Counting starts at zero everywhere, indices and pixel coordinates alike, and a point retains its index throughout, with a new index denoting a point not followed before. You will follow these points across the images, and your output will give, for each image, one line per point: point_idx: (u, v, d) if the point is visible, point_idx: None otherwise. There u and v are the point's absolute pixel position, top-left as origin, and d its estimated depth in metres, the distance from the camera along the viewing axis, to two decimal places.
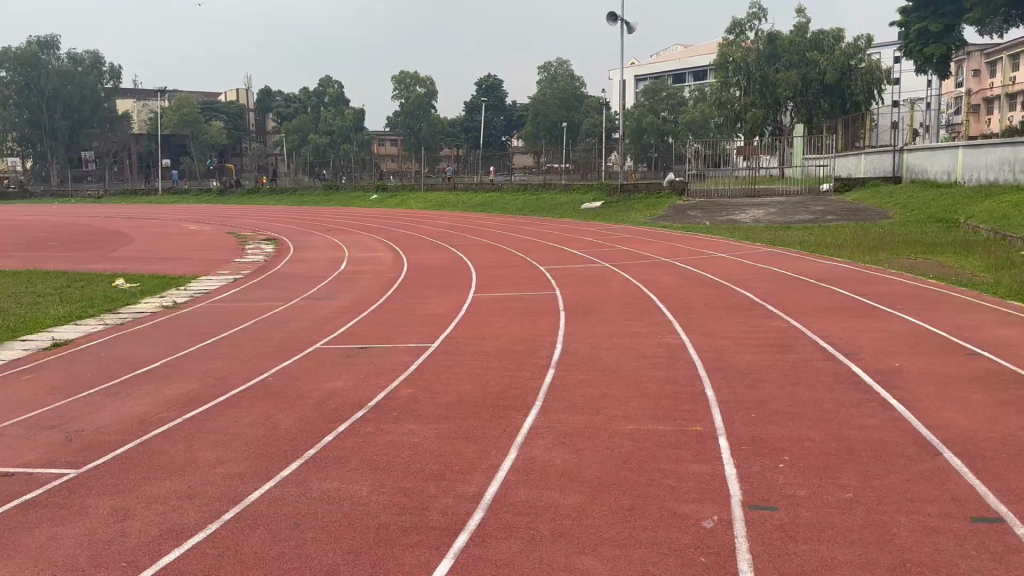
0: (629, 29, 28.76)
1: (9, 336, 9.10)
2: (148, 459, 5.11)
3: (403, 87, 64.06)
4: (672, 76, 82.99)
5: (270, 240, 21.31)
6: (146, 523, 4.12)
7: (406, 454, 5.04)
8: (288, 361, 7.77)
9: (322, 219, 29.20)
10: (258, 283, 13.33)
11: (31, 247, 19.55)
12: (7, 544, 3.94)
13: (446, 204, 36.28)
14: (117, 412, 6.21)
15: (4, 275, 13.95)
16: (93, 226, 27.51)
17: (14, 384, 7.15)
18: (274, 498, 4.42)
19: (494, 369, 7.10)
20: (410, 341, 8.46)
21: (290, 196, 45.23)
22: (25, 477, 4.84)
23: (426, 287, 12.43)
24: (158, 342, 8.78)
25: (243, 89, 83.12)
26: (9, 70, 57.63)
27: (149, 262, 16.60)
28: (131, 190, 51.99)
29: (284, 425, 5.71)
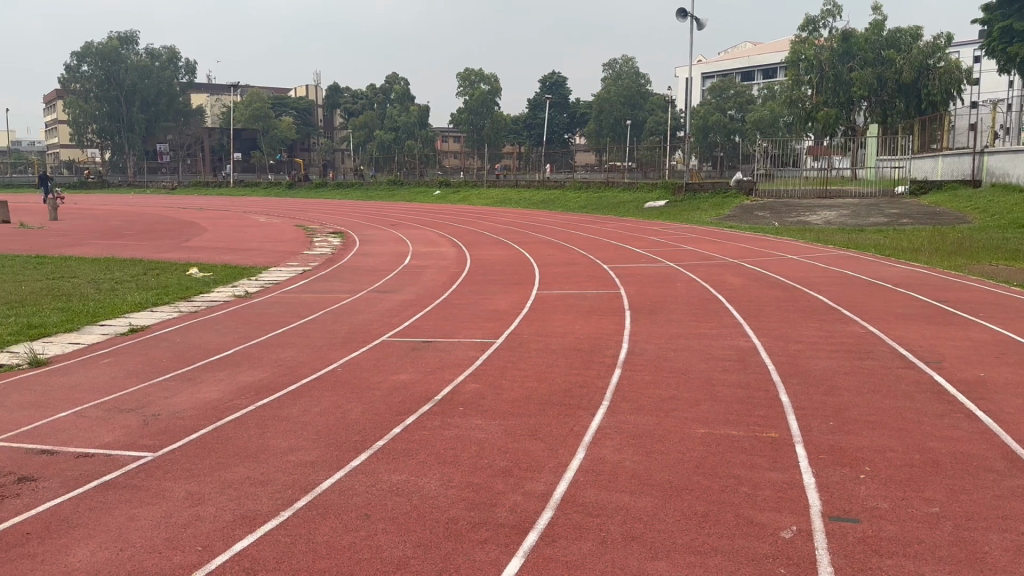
0: (699, 26, 28.53)
1: (89, 320, 9.42)
2: (222, 445, 5.20)
3: (468, 84, 64.66)
4: (741, 74, 81.53)
5: (335, 233, 21.68)
6: (220, 509, 4.18)
7: (473, 449, 5.01)
8: (355, 352, 7.83)
9: (386, 214, 29.62)
10: (325, 275, 13.52)
11: (109, 235, 20.28)
12: (89, 524, 4.03)
13: (509, 200, 36.34)
14: (192, 397, 6.35)
15: (84, 262, 14.45)
16: (167, 216, 28.41)
17: (94, 367, 7.40)
18: (345, 487, 4.45)
19: (559, 367, 7.03)
20: (474, 336, 8.46)
21: (356, 191, 45.91)
22: (104, 458, 4.97)
23: (489, 282, 12.44)
24: (230, 331, 8.97)
25: (312, 84, 84.80)
26: (92, 64, 59.40)
27: (221, 252, 17.05)
28: (203, 182, 53.55)
29: (353, 416, 5.75)
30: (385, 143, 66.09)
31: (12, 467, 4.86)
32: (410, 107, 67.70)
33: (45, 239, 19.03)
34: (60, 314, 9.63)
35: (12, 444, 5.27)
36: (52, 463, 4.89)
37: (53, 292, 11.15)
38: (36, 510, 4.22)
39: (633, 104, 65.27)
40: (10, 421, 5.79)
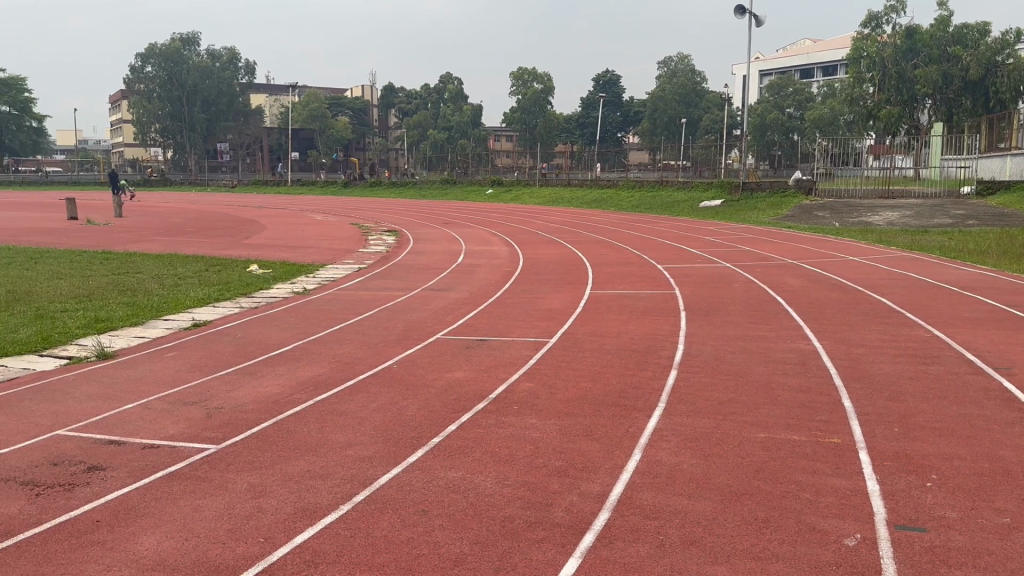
0: (758, 22, 28.13)
1: (153, 315, 9.70)
2: (282, 439, 5.30)
3: (521, 83, 64.69)
4: (800, 71, 80.01)
5: (390, 232, 21.92)
6: (281, 501, 4.25)
7: (529, 448, 5.00)
8: (410, 350, 7.90)
9: (440, 213, 29.84)
10: (380, 273, 13.67)
11: (173, 232, 20.84)
12: (155, 514, 4.14)
13: (562, 199, 36.32)
14: (253, 391, 6.48)
15: (149, 258, 14.88)
16: (228, 213, 29.13)
17: (158, 360, 7.60)
18: (402, 483, 4.48)
19: (614, 367, 6.99)
20: (528, 335, 8.45)
21: (410, 190, 46.40)
22: (170, 450, 5.10)
23: (543, 282, 12.43)
24: (289, 326, 9.13)
25: (367, 85, 85.89)
26: (155, 65, 61.35)
27: (279, 250, 17.37)
28: (262, 181, 54.66)
29: (409, 412, 5.80)
30: (439, 142, 66.65)
31: (82, 455, 5.03)
32: (463, 107, 68.19)
33: (112, 235, 19.66)
34: (126, 308, 9.92)
35: (82, 434, 5.45)
36: (120, 453, 5.05)
37: (120, 287, 11.50)
38: (105, 498, 4.35)
39: (688, 102, 64.58)
40: (80, 411, 5.98)
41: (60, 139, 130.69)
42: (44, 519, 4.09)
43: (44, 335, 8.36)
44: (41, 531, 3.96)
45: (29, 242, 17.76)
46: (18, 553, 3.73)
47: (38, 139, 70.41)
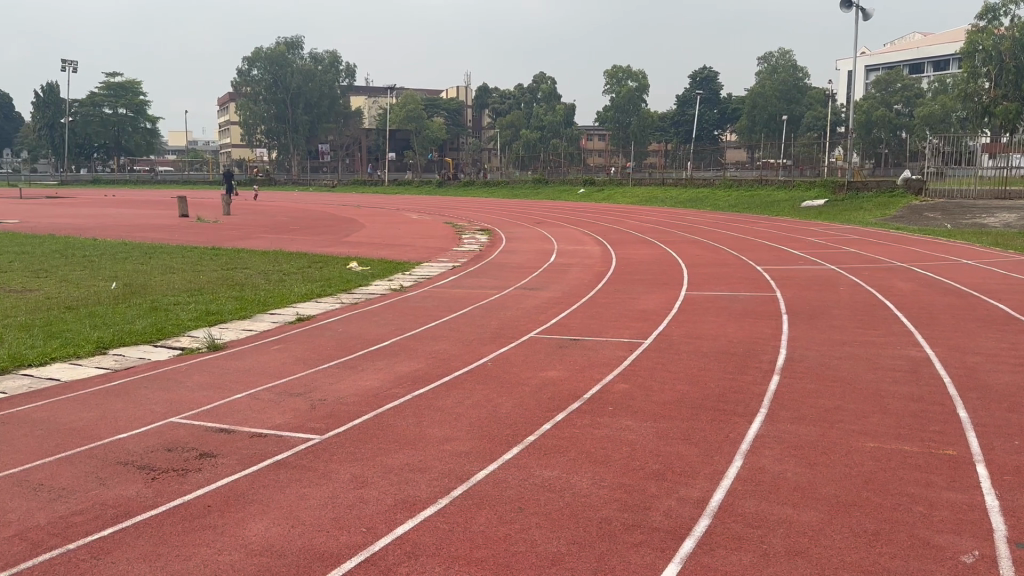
0: (865, 16, 27.02)
1: (259, 309, 10.09)
2: (382, 432, 5.42)
3: (615, 81, 64.49)
4: (909, 66, 76.47)
5: (484, 231, 22.21)
6: (382, 492, 4.35)
7: (625, 450, 4.96)
8: (504, 347, 7.95)
9: (533, 212, 29.96)
10: (475, 271, 13.85)
11: (277, 230, 21.59)
12: (263, 501, 4.30)
13: (655, 198, 35.86)
14: (355, 384, 6.68)
15: (255, 254, 15.51)
16: (328, 212, 30.04)
17: (264, 353, 7.90)
18: (500, 479, 4.52)
19: (713, 371, 6.85)
20: (622, 336, 8.38)
21: (502, 189, 46.68)
22: (276, 439, 5.30)
23: (637, 282, 12.30)
24: (388, 322, 9.34)
25: (462, 86, 87.04)
26: (261, 68, 63.68)
27: (377, 248, 17.79)
28: (360, 181, 56.11)
29: (504, 410, 5.83)
30: (531, 142, 66.91)
31: (195, 442, 5.29)
32: (555, 106, 68.25)
33: (220, 232, 20.62)
34: (235, 302, 10.35)
35: (194, 422, 5.72)
36: (230, 441, 5.27)
37: (228, 282, 12.02)
38: (216, 484, 4.55)
39: (789, 98, 62.70)
40: (193, 400, 6.29)
41: (172, 138, 137.12)
42: (162, 502, 4.31)
43: (158, 327, 8.80)
44: (158, 513, 4.17)
45: (146, 238, 18.76)
46: (138, 534, 3.95)
47: (153, 139, 74.16)
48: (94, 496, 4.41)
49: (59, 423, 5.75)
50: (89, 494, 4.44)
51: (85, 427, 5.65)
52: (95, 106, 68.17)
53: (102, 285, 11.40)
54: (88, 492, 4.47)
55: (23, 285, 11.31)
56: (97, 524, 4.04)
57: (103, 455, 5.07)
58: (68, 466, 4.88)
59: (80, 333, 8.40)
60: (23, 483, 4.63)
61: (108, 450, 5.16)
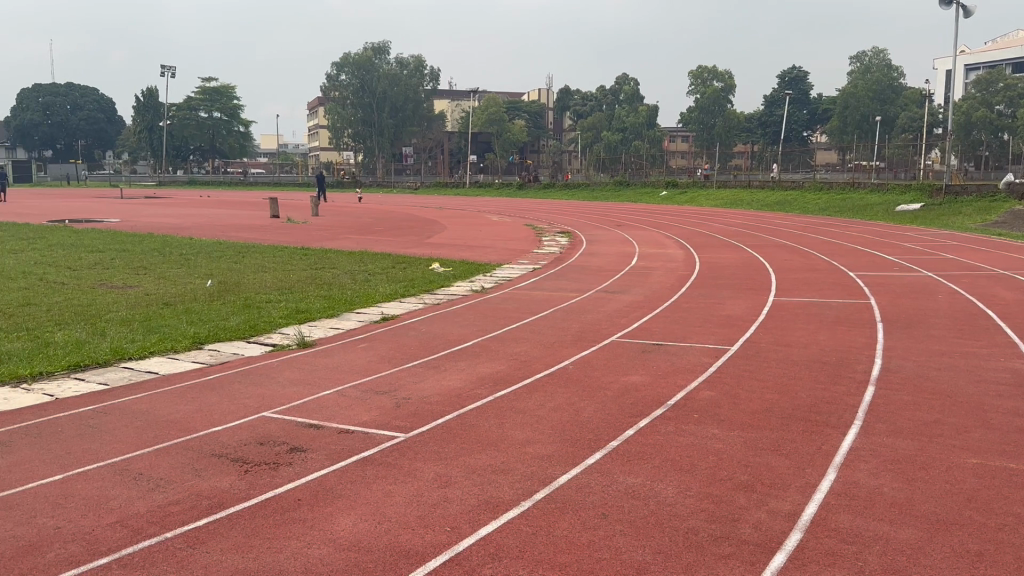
0: (967, 13, 25.84)
1: (346, 308, 10.32)
2: (465, 432, 5.45)
3: (700, 82, 63.72)
4: (1013, 64, 72.69)
5: (564, 233, 22.20)
6: (466, 493, 4.38)
7: (711, 459, 4.85)
8: (586, 351, 7.89)
9: (614, 215, 29.71)
10: (556, 274, 13.82)
11: (361, 231, 22.00)
12: (351, 496, 4.38)
13: (739, 202, 35.08)
14: (438, 384, 6.73)
15: (342, 254, 15.92)
16: (410, 213, 30.49)
17: (352, 351, 8.06)
18: (583, 484, 4.49)
19: (804, 380, 6.63)
20: (708, 341, 8.23)
21: (582, 192, 46.42)
22: (363, 436, 5.39)
23: (723, 287, 12.04)
24: (470, 323, 9.42)
25: (544, 88, 87.17)
26: (349, 73, 65.64)
27: (458, 249, 17.94)
28: (443, 183, 56.77)
29: (587, 414, 5.80)
30: (612, 144, 66.55)
31: (286, 437, 5.43)
32: (638, 108, 67.68)
33: (308, 232, 21.25)
34: (323, 301, 10.61)
35: (285, 417, 5.88)
36: (318, 437, 5.39)
37: (317, 281, 12.37)
38: (305, 478, 4.66)
39: (883, 99, 60.48)
40: (282, 396, 6.47)
41: (263, 141, 142.00)
42: (253, 494, 4.44)
43: (251, 324, 9.10)
44: (250, 506, 4.30)
45: (239, 237, 19.40)
46: (231, 524, 4.08)
47: (245, 143, 76.79)
48: (190, 486, 4.58)
49: (159, 415, 5.99)
50: (185, 485, 4.61)
51: (182, 420, 5.87)
52: (191, 109, 71.11)
53: (199, 282, 11.90)
54: (184, 482, 4.64)
55: (126, 281, 11.90)
56: (192, 514, 4.19)
57: (199, 447, 5.26)
58: (166, 458, 5.07)
59: (179, 328, 8.76)
60: (124, 472, 4.84)
61: (204, 442, 5.34)
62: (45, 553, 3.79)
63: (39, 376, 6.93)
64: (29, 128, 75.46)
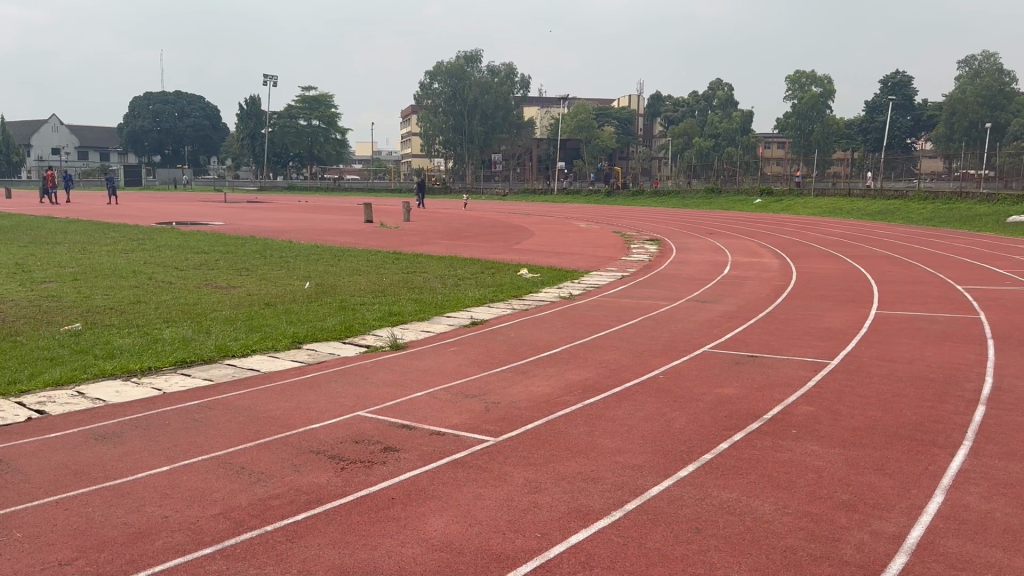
0: None
1: (437, 312, 10.47)
2: (555, 438, 5.45)
3: (798, 87, 62.38)
4: None
5: (653, 240, 21.97)
6: (556, 499, 4.37)
7: (811, 477, 4.69)
8: (677, 360, 7.77)
9: (705, 222, 29.25)
10: (646, 281, 13.67)
11: (452, 237, 22.31)
12: (442, 498, 4.44)
13: (838, 210, 33.91)
14: (527, 389, 6.75)
15: (433, 259, 16.18)
16: (500, 220, 30.65)
17: (442, 355, 8.16)
18: (676, 496, 4.41)
19: (908, 397, 6.34)
20: (805, 354, 7.97)
21: (672, 199, 45.82)
22: (453, 438, 5.46)
23: (820, 298, 11.64)
24: (559, 330, 9.40)
25: (635, 95, 86.59)
26: (442, 81, 66.77)
27: (547, 256, 17.93)
28: (531, 189, 56.89)
29: (679, 425, 5.70)
30: (704, 150, 65.35)
31: (380, 436, 5.55)
32: (732, 115, 66.57)
33: (400, 237, 21.71)
34: (414, 304, 10.81)
35: (378, 416, 6.01)
36: (411, 437, 5.48)
37: (408, 284, 12.64)
38: (398, 478, 4.75)
39: (993, 105, 57.39)
40: (376, 396, 6.60)
41: (359, 149, 146.12)
42: (349, 491, 4.55)
43: (347, 325, 9.35)
44: (346, 502, 4.41)
45: (334, 242, 19.92)
46: (326, 521, 4.18)
47: (341, 150, 78.95)
48: (290, 481, 4.73)
49: (259, 411, 6.23)
50: (284, 479, 4.77)
51: (280, 416, 6.08)
52: (291, 117, 74.01)
53: (298, 283, 12.33)
54: (283, 477, 4.80)
55: (228, 281, 12.43)
56: (293, 508, 4.33)
57: (297, 443, 5.43)
58: (266, 452, 5.26)
59: (279, 328, 9.08)
60: (227, 465, 5.05)
61: (302, 439, 5.52)
62: (154, 541, 3.98)
63: (150, 370, 7.31)
64: (139, 134, 80.16)
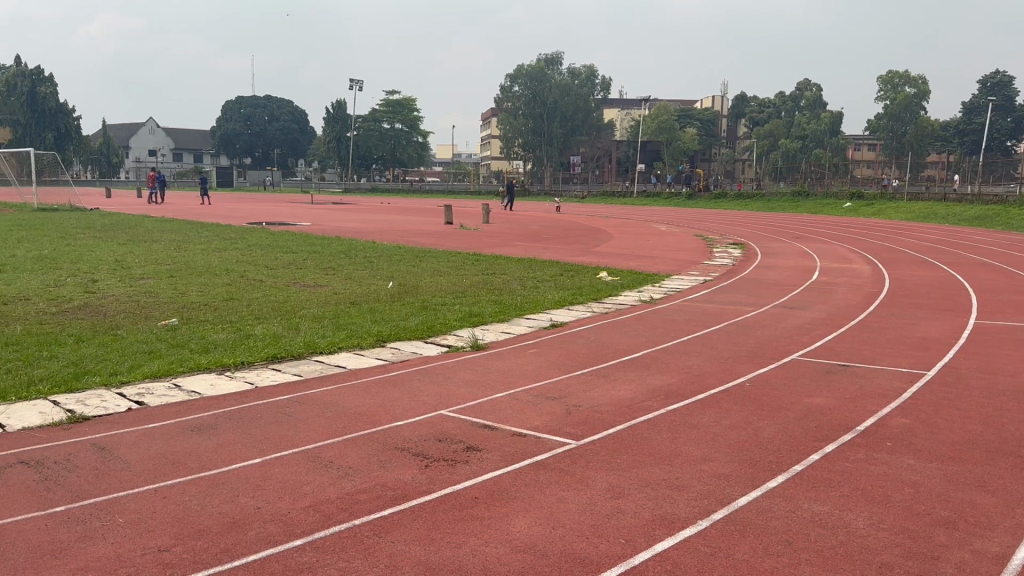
0: None
1: (516, 313, 10.52)
2: (638, 444, 5.40)
3: (890, 87, 60.29)
4: None
5: (737, 245, 21.45)
6: (640, 506, 4.32)
7: (907, 492, 4.50)
8: (764, 368, 7.58)
9: (792, 226, 28.53)
10: (728, 286, 13.41)
11: (532, 239, 22.34)
12: (525, 499, 4.45)
13: (932, 215, 32.56)
14: (609, 393, 6.71)
15: (512, 260, 16.28)
16: (579, 222, 30.58)
17: (522, 356, 8.17)
18: (764, 508, 4.29)
19: (1012, 412, 6.02)
20: (899, 364, 7.67)
21: (757, 203, 44.63)
22: (536, 440, 5.45)
23: (915, 306, 11.18)
24: (640, 334, 9.31)
25: (719, 96, 85.22)
26: (522, 84, 67.11)
27: (628, 259, 17.79)
28: (611, 192, 56.54)
29: (767, 434, 5.56)
30: (791, 152, 63.74)
31: (462, 435, 5.60)
32: (821, 115, 64.76)
33: (480, 239, 21.83)
34: (494, 305, 10.88)
35: (460, 416, 6.07)
36: (493, 438, 5.51)
37: (489, 285, 12.74)
38: (481, 478, 4.77)
39: None
40: (458, 395, 6.67)
41: (439, 151, 148.49)
42: (434, 488, 4.61)
43: (429, 325, 9.49)
44: (430, 499, 4.46)
45: (417, 243, 20.24)
46: (411, 517, 4.24)
47: (423, 152, 80.17)
48: (375, 476, 4.82)
49: (346, 407, 6.37)
50: (371, 475, 4.85)
51: (365, 413, 6.20)
52: (376, 121, 75.36)
53: (381, 283, 12.57)
54: (370, 472, 4.89)
55: (316, 281, 12.72)
56: (379, 504, 4.41)
57: (383, 440, 5.53)
58: (353, 447, 5.38)
59: (364, 326, 9.29)
60: (316, 458, 5.18)
61: (387, 436, 5.61)
62: (248, 531, 4.11)
63: (242, 365, 7.57)
64: (231, 137, 83.17)
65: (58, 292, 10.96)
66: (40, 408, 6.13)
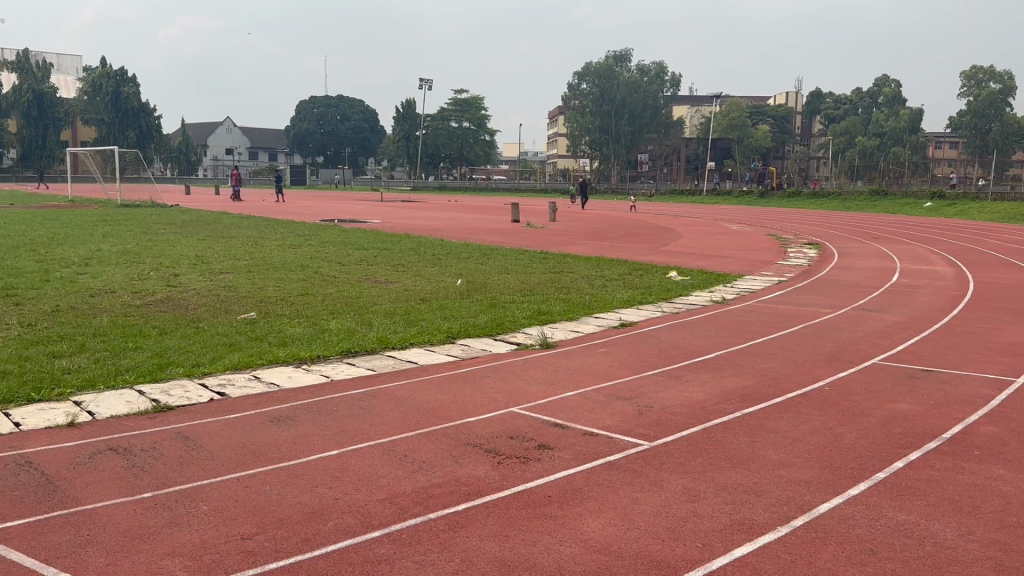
0: None
1: (585, 312, 10.49)
2: (713, 446, 5.31)
3: (974, 83, 57.98)
4: None
5: (812, 245, 20.90)
6: (716, 510, 4.25)
7: (998, 502, 4.32)
8: (843, 372, 7.37)
9: (870, 226, 27.70)
10: (803, 287, 13.08)
11: (600, 237, 22.20)
12: (598, 499, 4.43)
13: (1020, 216, 31.13)
14: (682, 394, 6.62)
15: (580, 259, 16.19)
16: (648, 220, 30.29)
17: (593, 356, 8.13)
18: (845, 516, 4.18)
19: None
20: (986, 370, 7.36)
21: (832, 202, 43.38)
22: (608, 440, 5.42)
23: (1002, 310, 10.72)
24: (712, 334, 9.17)
25: (793, 93, 83.34)
26: (590, 82, 66.62)
27: (699, 259, 17.52)
28: (679, 190, 55.69)
29: (847, 440, 5.41)
30: (868, 149, 61.79)
31: (534, 433, 5.60)
32: (900, 112, 62.64)
33: (548, 237, 21.77)
34: (563, 304, 10.85)
35: (532, 414, 6.08)
36: (563, 437, 5.50)
37: (557, 284, 12.71)
38: (554, 476, 4.77)
39: None
40: (529, 393, 6.68)
41: (506, 149, 149.29)
42: (507, 485, 4.63)
43: (498, 322, 9.53)
44: (504, 496, 4.48)
45: (484, 241, 20.31)
46: (484, 514, 4.26)
47: (491, 151, 80.52)
48: (449, 471, 4.86)
49: (418, 402, 6.45)
50: (444, 470, 4.90)
51: (438, 408, 6.27)
52: (444, 120, 75.97)
53: (450, 280, 12.67)
54: (443, 468, 4.94)
55: (387, 277, 12.91)
56: (452, 499, 4.44)
57: (455, 435, 5.58)
58: (426, 442, 5.44)
59: (434, 322, 9.38)
60: (390, 452, 5.26)
61: (459, 431, 5.66)
62: (326, 521, 4.20)
63: (318, 359, 7.74)
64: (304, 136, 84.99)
65: (142, 286, 11.37)
66: (127, 397, 6.38)
